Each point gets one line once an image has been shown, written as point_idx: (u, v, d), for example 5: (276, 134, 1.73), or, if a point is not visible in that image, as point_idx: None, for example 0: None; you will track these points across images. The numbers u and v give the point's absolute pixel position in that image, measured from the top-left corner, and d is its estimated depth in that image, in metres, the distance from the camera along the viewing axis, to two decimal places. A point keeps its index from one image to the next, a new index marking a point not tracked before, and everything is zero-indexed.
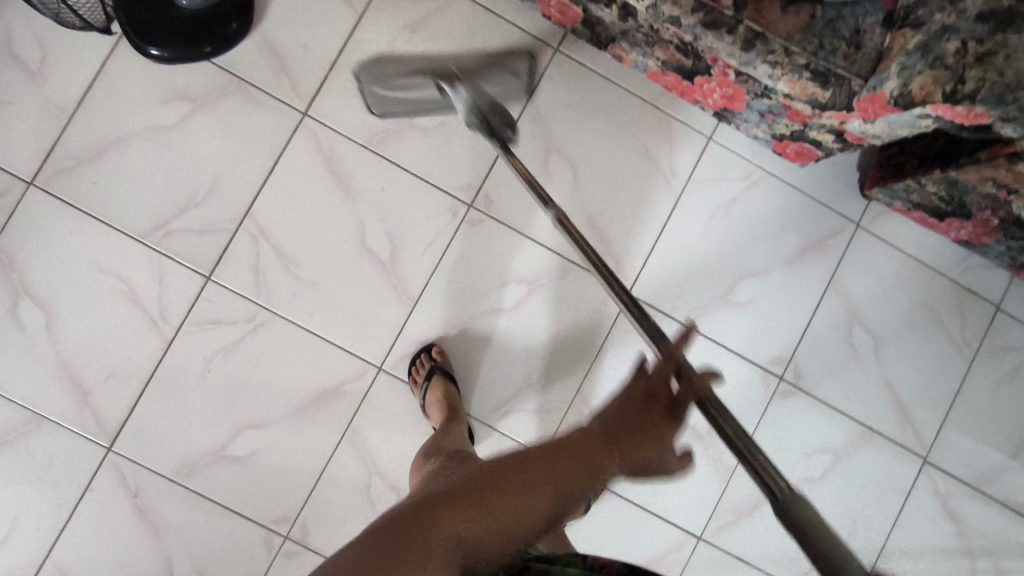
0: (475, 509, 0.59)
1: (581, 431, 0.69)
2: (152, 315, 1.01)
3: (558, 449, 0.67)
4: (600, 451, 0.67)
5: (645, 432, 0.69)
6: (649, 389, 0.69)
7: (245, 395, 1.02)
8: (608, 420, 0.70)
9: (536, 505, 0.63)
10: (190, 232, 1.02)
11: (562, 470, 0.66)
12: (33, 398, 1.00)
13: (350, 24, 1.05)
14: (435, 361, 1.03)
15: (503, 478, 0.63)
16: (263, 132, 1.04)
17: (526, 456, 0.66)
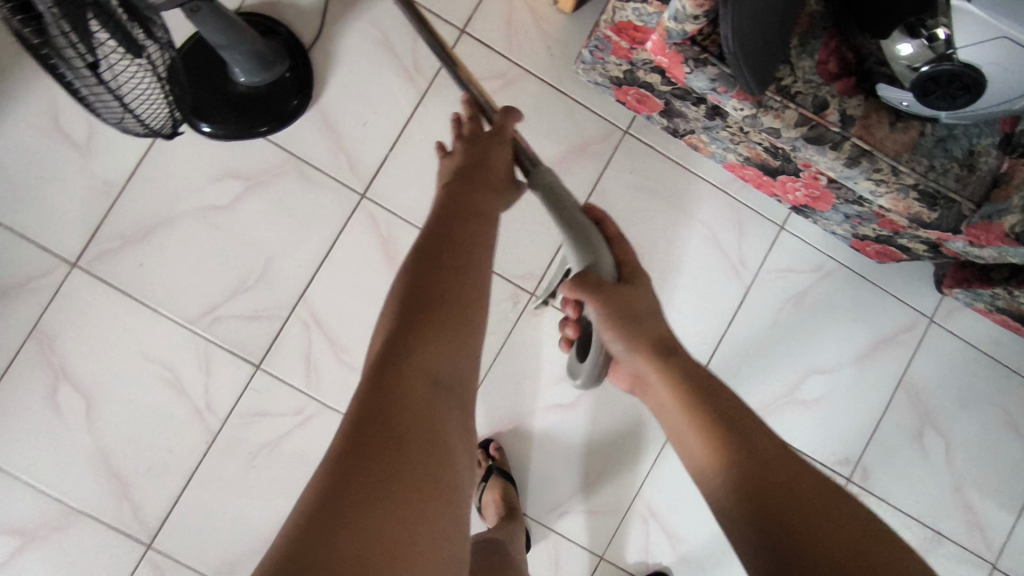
0: (401, 334, 0.54)
1: (437, 223, 0.63)
2: (196, 405, 0.97)
3: (432, 236, 0.61)
4: (475, 203, 0.64)
5: (487, 155, 0.67)
6: (485, 151, 0.67)
7: (292, 489, 0.98)
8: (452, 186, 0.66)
9: (467, 282, 0.58)
10: (240, 319, 0.97)
11: (473, 232, 0.62)
12: (69, 490, 0.95)
13: (413, 102, 1.00)
14: (494, 459, 1.00)
15: (409, 297, 0.57)
16: (319, 214, 0.99)
17: (409, 272, 0.59)
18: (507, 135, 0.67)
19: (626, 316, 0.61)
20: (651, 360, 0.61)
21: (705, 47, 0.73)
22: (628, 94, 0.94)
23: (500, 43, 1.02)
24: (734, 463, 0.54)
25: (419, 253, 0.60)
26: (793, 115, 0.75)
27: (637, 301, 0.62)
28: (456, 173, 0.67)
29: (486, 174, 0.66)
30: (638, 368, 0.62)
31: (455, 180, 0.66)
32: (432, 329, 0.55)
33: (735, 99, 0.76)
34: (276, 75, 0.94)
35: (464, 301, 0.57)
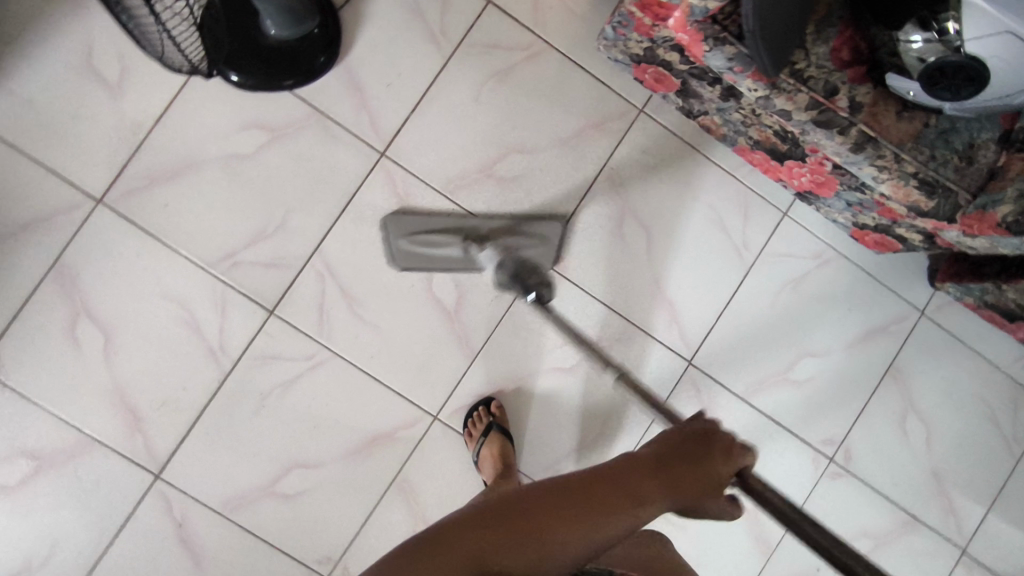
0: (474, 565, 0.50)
1: (591, 504, 0.55)
2: (211, 347, 1.01)
3: (571, 505, 0.54)
4: (639, 494, 0.56)
5: (694, 472, 0.56)
6: (694, 467, 0.56)
7: (299, 431, 1.02)
8: (657, 479, 0.56)
9: (577, 524, 0.53)
10: (257, 265, 1.01)
11: (618, 502, 0.55)
12: (84, 418, 0.99)
13: (437, 67, 1.03)
14: (495, 413, 1.03)
15: (510, 536, 0.52)
16: (340, 169, 1.02)
17: (525, 508, 0.54)
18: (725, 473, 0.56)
19: None
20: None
21: (725, 26, 0.76)
22: (647, 73, 0.97)
23: (525, 15, 1.04)
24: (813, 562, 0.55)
25: (553, 500, 0.55)
26: (804, 98, 0.78)
27: None
28: (654, 469, 0.57)
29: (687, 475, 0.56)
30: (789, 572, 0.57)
31: (657, 468, 0.57)
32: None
33: (750, 79, 0.79)
34: (306, 30, 0.96)
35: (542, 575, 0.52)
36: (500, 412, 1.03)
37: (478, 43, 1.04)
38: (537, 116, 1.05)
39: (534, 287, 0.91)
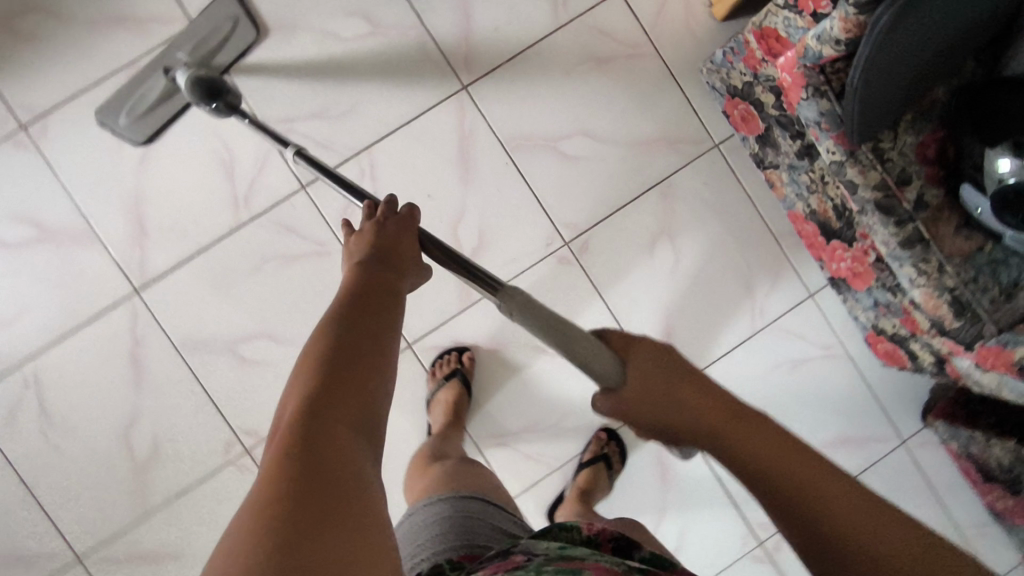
0: (322, 386, 0.47)
1: (356, 295, 0.58)
2: (235, 194, 1.02)
3: (346, 306, 0.56)
4: (387, 295, 0.60)
5: (395, 271, 0.63)
6: (379, 242, 0.65)
7: (281, 306, 1.03)
8: (369, 268, 0.62)
9: (367, 371, 0.50)
10: (309, 139, 1.03)
11: (372, 313, 0.57)
12: (95, 211, 1.00)
13: (545, 31, 1.06)
14: (463, 364, 1.04)
15: (330, 351, 0.51)
16: (419, 85, 1.04)
17: (323, 331, 0.53)
18: (411, 234, 0.67)
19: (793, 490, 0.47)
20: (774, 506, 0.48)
21: (829, 81, 0.77)
22: (736, 109, 0.99)
23: (645, 18, 1.07)
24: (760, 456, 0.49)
25: (341, 310, 0.56)
26: (875, 177, 0.79)
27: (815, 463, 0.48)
28: (380, 257, 0.64)
29: (390, 264, 0.64)
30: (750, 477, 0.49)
31: (368, 255, 0.64)
32: (365, 403, 0.48)
33: (832, 141, 0.79)
34: None
35: (372, 362, 0.51)
36: (468, 365, 1.04)
37: (591, 25, 1.06)
38: (618, 112, 1.07)
39: (227, 108, 0.90)
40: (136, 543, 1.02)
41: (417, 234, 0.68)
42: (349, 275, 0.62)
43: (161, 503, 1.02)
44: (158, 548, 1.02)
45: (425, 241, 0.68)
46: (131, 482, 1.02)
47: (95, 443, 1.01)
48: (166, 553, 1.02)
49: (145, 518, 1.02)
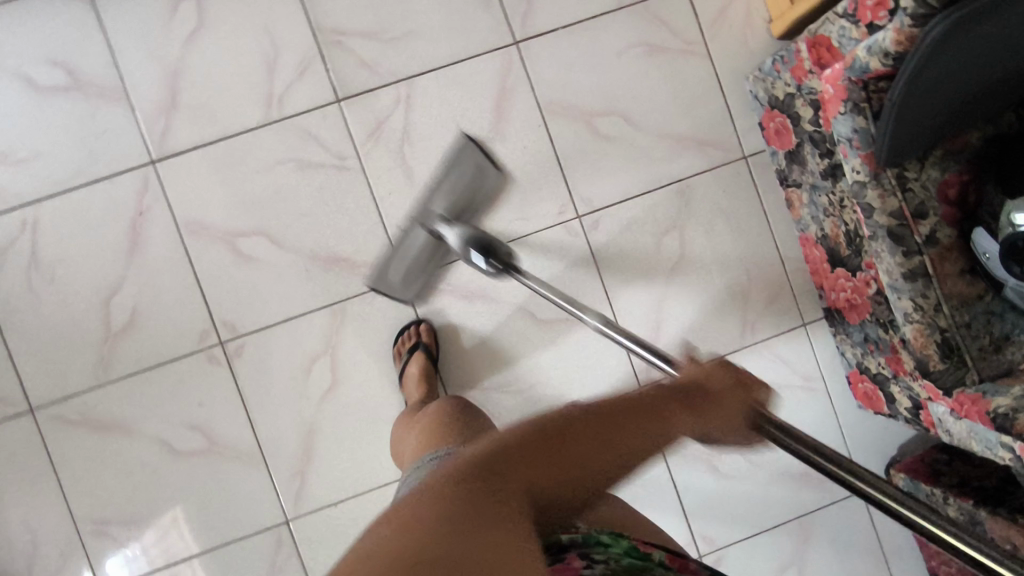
0: (513, 464, 0.46)
1: (632, 417, 0.52)
2: (270, 92, 1.03)
3: (610, 417, 0.52)
4: (669, 408, 0.55)
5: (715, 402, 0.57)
6: (704, 384, 0.57)
7: (287, 210, 1.03)
8: (689, 411, 0.55)
9: (569, 425, 0.50)
10: (354, 55, 1.03)
11: (655, 429, 0.53)
12: (134, 75, 1.01)
13: (607, 8, 1.07)
14: (422, 337, 1.02)
15: (539, 433, 0.48)
16: (474, 29, 1.04)
17: (552, 415, 0.50)
18: (740, 393, 0.58)
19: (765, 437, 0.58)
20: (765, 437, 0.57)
21: (869, 99, 0.78)
22: (773, 120, 1.00)
23: (705, 19, 1.08)
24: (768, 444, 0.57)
25: (594, 415, 0.51)
26: (893, 204, 0.79)
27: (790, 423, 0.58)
28: (694, 403, 0.56)
29: (706, 397, 0.57)
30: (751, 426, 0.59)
31: (681, 396, 0.56)
32: (562, 456, 0.48)
33: (859, 160, 0.79)
34: None
35: (572, 463, 0.48)
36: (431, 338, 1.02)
37: (652, 13, 1.07)
38: (659, 103, 1.08)
39: (499, 266, 0.85)
40: (90, 408, 1.01)
41: (737, 379, 0.58)
42: (646, 394, 0.55)
43: (123, 375, 1.01)
44: (111, 418, 1.02)
45: (747, 396, 0.58)
46: (97, 347, 1.01)
47: (72, 300, 1.00)
48: (117, 425, 1.01)
49: (104, 386, 1.01)
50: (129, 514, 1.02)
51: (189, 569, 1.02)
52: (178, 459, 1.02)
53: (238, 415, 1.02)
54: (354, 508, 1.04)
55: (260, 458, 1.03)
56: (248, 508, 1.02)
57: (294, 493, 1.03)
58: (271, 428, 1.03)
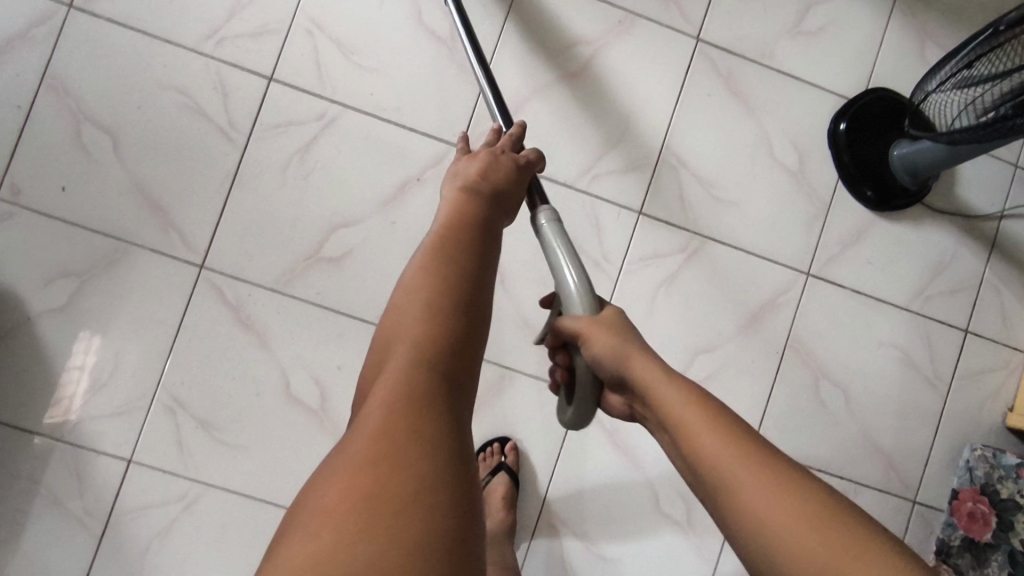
0: (428, 320, 0.53)
1: (479, 224, 0.63)
2: (591, 163, 1.03)
3: (470, 219, 0.63)
4: (488, 208, 0.66)
5: (503, 180, 0.70)
6: (483, 174, 0.69)
7: (531, 266, 1.02)
8: (483, 200, 0.66)
9: (443, 288, 0.55)
10: (677, 186, 1.05)
11: (484, 234, 0.63)
12: (499, 70, 1.02)
13: (894, 302, 1.08)
14: (507, 459, 0.99)
15: (436, 288, 0.55)
16: (782, 238, 1.06)
17: (434, 247, 0.59)
18: (522, 181, 0.71)
19: (496, 185, 0.69)
20: (513, 165, 0.72)
21: None
22: (976, 504, 1.02)
23: (963, 369, 1.09)
24: (502, 175, 0.70)
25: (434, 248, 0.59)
26: None
27: (503, 174, 0.70)
28: (498, 200, 0.68)
29: (500, 190, 0.69)
30: (501, 161, 0.72)
31: (489, 180, 0.69)
32: (439, 302, 0.55)
33: None
34: (916, 155, 1.02)
35: (479, 320, 0.55)
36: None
37: (926, 333, 1.09)
38: (880, 406, 1.08)
39: None
40: (247, 302, 0.98)
41: (513, 163, 0.72)
42: (458, 196, 0.66)
43: (297, 294, 0.98)
44: (257, 322, 0.98)
45: (530, 165, 0.73)
46: (296, 255, 0.98)
47: (308, 203, 0.99)
48: (258, 331, 0.98)
49: (275, 292, 0.98)
50: (206, 412, 0.97)
51: (214, 498, 0.96)
52: (282, 398, 0.98)
53: None
54: None
55: None
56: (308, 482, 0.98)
57: None
58: None
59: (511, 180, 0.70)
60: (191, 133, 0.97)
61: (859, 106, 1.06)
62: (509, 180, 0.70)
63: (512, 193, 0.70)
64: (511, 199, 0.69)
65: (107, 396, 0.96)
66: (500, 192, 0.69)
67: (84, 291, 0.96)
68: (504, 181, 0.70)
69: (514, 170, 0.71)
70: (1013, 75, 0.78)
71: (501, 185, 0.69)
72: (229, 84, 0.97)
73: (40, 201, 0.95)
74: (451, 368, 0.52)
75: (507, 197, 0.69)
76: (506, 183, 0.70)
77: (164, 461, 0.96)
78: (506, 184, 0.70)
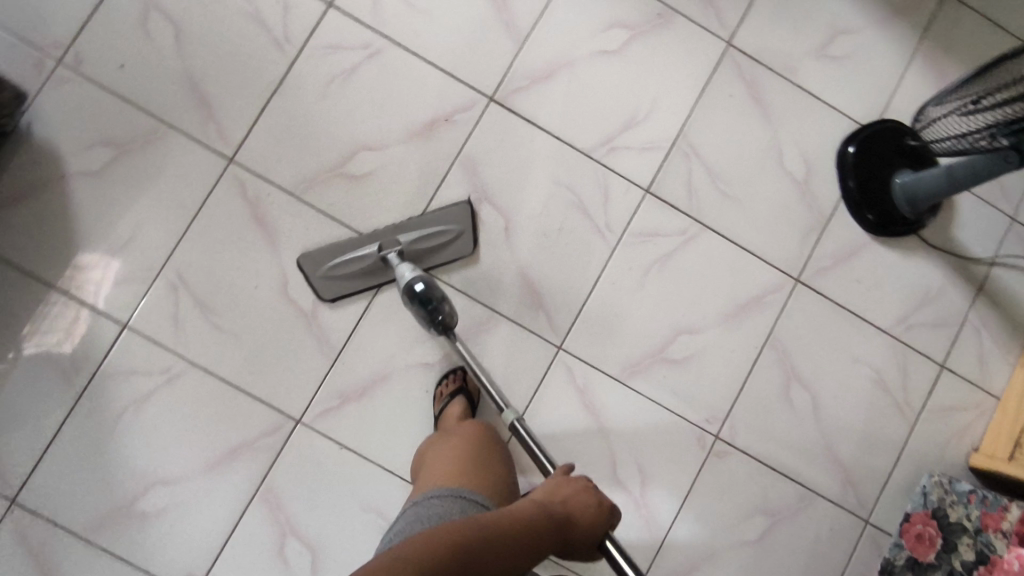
0: (493, 528, 0.66)
1: (553, 515, 0.72)
2: (610, 138, 1.09)
3: (551, 506, 0.73)
4: (558, 499, 0.75)
5: (577, 514, 0.74)
6: (569, 498, 0.75)
7: (536, 222, 1.07)
8: (554, 521, 0.72)
9: (512, 517, 0.69)
10: (687, 174, 1.10)
11: (556, 510, 0.73)
12: (539, 37, 1.09)
13: (876, 323, 1.12)
14: (466, 384, 1.03)
15: (517, 518, 0.69)
16: (777, 242, 1.11)
17: (519, 510, 0.70)
18: (596, 529, 0.73)
19: (566, 502, 0.74)
20: (586, 500, 0.75)
21: None
22: (925, 527, 1.02)
23: (935, 401, 1.12)
24: (581, 501, 0.75)
25: (510, 526, 0.67)
26: None
27: (574, 505, 0.74)
28: (564, 524, 0.73)
29: (570, 528, 0.73)
30: (575, 495, 0.76)
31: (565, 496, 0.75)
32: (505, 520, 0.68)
33: None
34: (914, 182, 1.08)
35: (519, 551, 0.66)
36: None
37: (903, 359, 1.12)
38: (848, 421, 1.10)
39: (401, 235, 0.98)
40: (266, 201, 1.03)
41: (599, 507, 0.76)
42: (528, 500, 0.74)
43: (313, 203, 1.04)
44: (272, 221, 1.03)
45: (605, 501, 0.77)
46: (320, 168, 1.04)
47: (340, 123, 1.05)
48: (270, 230, 1.03)
49: (293, 198, 1.04)
50: (206, 295, 1.02)
51: (196, 377, 1.00)
52: (279, 297, 1.03)
53: (351, 314, 1.04)
54: (354, 463, 1.02)
55: (332, 357, 1.03)
56: (287, 381, 1.02)
57: (322, 406, 1.02)
58: (362, 346, 1.04)
59: (591, 509, 0.75)
60: (247, 39, 1.05)
61: (870, 131, 1.12)
62: (588, 510, 0.75)
63: (579, 536, 0.73)
64: (568, 531, 0.72)
65: (119, 261, 1.01)
66: (573, 518, 0.73)
67: (118, 161, 1.02)
68: (585, 519, 0.74)
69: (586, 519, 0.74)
70: (1007, 106, 0.84)
71: (569, 504, 0.74)
72: (292, 3, 1.05)
73: (97, 73, 1.02)
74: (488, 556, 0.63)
75: (586, 509, 0.75)
76: (581, 520, 0.74)
77: (157, 332, 1.00)
78: (578, 505, 0.75)
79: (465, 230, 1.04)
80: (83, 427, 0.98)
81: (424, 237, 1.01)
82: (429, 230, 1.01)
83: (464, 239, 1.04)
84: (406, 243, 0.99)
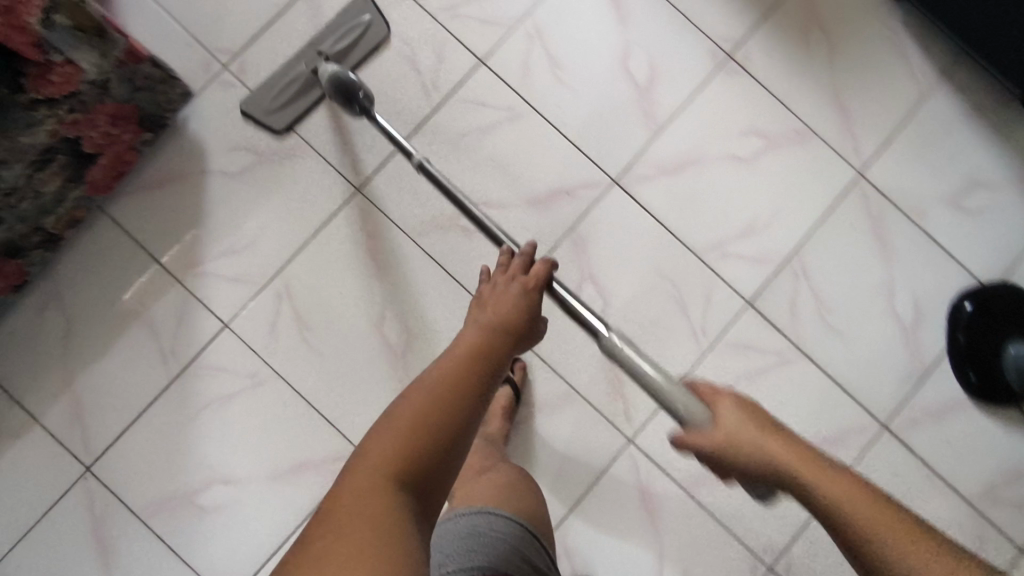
0: (434, 387, 0.60)
1: (491, 340, 0.70)
2: (723, 242, 1.09)
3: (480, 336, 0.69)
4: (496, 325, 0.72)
5: (517, 319, 0.74)
6: (499, 312, 0.74)
7: (633, 310, 1.07)
8: (498, 335, 0.71)
9: (442, 372, 0.63)
10: (793, 294, 1.09)
11: (479, 347, 0.68)
12: (674, 130, 1.10)
13: (959, 489, 1.07)
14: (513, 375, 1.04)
15: (451, 370, 0.63)
16: (872, 383, 1.08)
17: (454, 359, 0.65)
18: (529, 307, 0.76)
19: (502, 313, 0.74)
20: (520, 306, 0.75)
21: None
22: None
23: None
24: (508, 321, 0.73)
25: (451, 373, 0.63)
26: None
27: (512, 307, 0.75)
28: (513, 337, 0.72)
29: (505, 324, 0.73)
30: (506, 311, 0.74)
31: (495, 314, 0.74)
32: (440, 378, 0.62)
33: None
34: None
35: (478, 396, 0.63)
36: None
37: (981, 533, 1.06)
38: None
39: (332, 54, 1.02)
40: (381, 234, 1.07)
41: (524, 291, 0.78)
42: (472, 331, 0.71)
43: (425, 246, 1.07)
44: (382, 255, 1.06)
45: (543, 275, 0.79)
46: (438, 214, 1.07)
47: (467, 176, 1.08)
48: (379, 263, 1.06)
49: (407, 236, 1.07)
50: (305, 312, 1.05)
51: (279, 388, 1.03)
52: (372, 329, 1.05)
53: None
54: None
55: None
56: (362, 411, 1.03)
57: None
58: None
59: (513, 318, 0.74)
60: (398, 79, 1.09)
61: (990, 292, 1.08)
62: (509, 324, 0.73)
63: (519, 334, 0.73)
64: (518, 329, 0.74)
65: (235, 262, 1.05)
66: (500, 330, 0.72)
67: (256, 169, 1.07)
68: (506, 326, 0.73)
69: (526, 315, 0.75)
70: None
71: (506, 319, 0.73)
72: (446, 54, 1.10)
73: (256, 83, 1.08)
74: (453, 421, 0.59)
75: (508, 328, 0.72)
76: (506, 328, 0.72)
77: (254, 337, 1.04)
78: (501, 327, 0.72)
79: (374, 18, 1.04)
80: (169, 412, 1.02)
81: (344, 38, 1.04)
82: (338, 31, 1.04)
83: (376, 27, 1.05)
84: (330, 50, 1.02)
